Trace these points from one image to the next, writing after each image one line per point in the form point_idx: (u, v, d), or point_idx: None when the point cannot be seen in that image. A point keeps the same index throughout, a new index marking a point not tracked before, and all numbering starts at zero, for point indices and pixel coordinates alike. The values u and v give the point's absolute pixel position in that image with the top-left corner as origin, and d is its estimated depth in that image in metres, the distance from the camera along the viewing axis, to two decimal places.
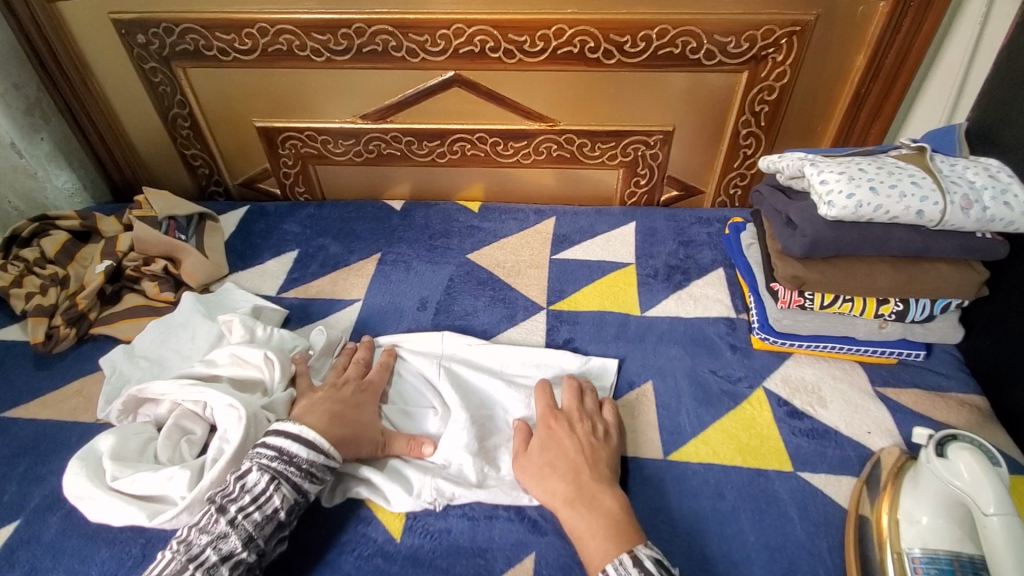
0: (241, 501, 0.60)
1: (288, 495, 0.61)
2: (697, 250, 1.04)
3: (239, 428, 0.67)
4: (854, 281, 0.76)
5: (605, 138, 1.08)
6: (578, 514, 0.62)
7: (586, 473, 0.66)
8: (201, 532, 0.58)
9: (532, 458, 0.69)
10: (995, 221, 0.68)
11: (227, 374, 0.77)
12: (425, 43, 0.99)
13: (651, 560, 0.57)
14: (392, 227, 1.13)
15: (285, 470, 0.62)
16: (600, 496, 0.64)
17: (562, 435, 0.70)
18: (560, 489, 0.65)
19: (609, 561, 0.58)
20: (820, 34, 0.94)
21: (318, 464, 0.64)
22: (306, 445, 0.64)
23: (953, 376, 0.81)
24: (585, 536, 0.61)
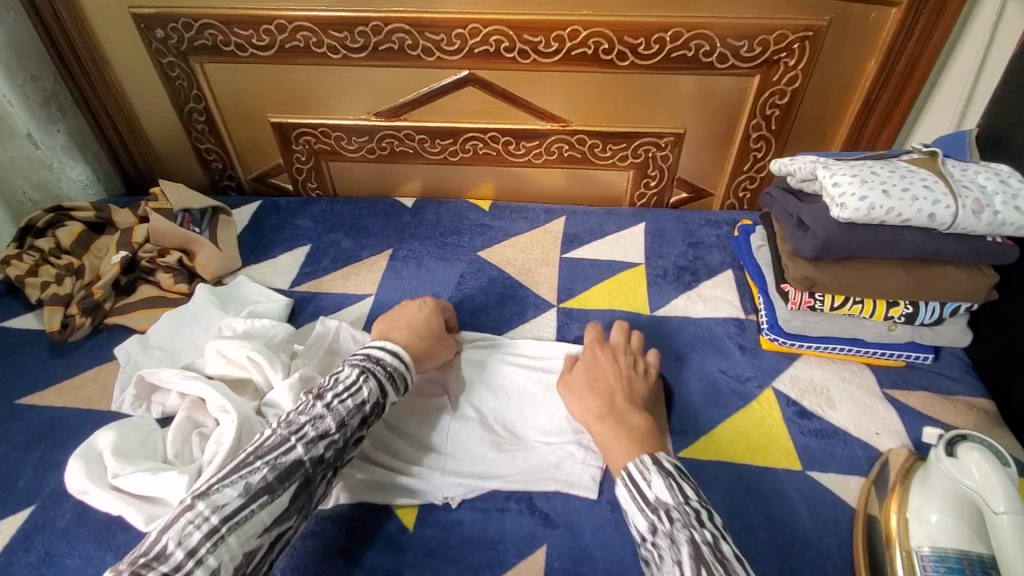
0: (336, 388, 0.65)
1: (375, 389, 0.66)
2: (706, 251, 1.06)
3: (230, 429, 0.67)
4: (865, 283, 0.76)
5: (616, 139, 1.09)
6: (606, 425, 0.67)
7: (619, 395, 0.71)
8: (300, 413, 0.63)
9: (575, 373, 0.76)
10: (1005, 225, 0.69)
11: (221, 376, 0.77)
12: (441, 42, 1.00)
13: (669, 462, 0.62)
14: (404, 224, 1.13)
15: (373, 367, 0.68)
16: (628, 416, 0.68)
17: (604, 361, 0.76)
18: (593, 407, 0.70)
19: (630, 459, 0.62)
20: (832, 40, 0.95)
21: (399, 371, 0.70)
22: (390, 352, 0.71)
23: (961, 380, 0.82)
24: (609, 442, 0.65)
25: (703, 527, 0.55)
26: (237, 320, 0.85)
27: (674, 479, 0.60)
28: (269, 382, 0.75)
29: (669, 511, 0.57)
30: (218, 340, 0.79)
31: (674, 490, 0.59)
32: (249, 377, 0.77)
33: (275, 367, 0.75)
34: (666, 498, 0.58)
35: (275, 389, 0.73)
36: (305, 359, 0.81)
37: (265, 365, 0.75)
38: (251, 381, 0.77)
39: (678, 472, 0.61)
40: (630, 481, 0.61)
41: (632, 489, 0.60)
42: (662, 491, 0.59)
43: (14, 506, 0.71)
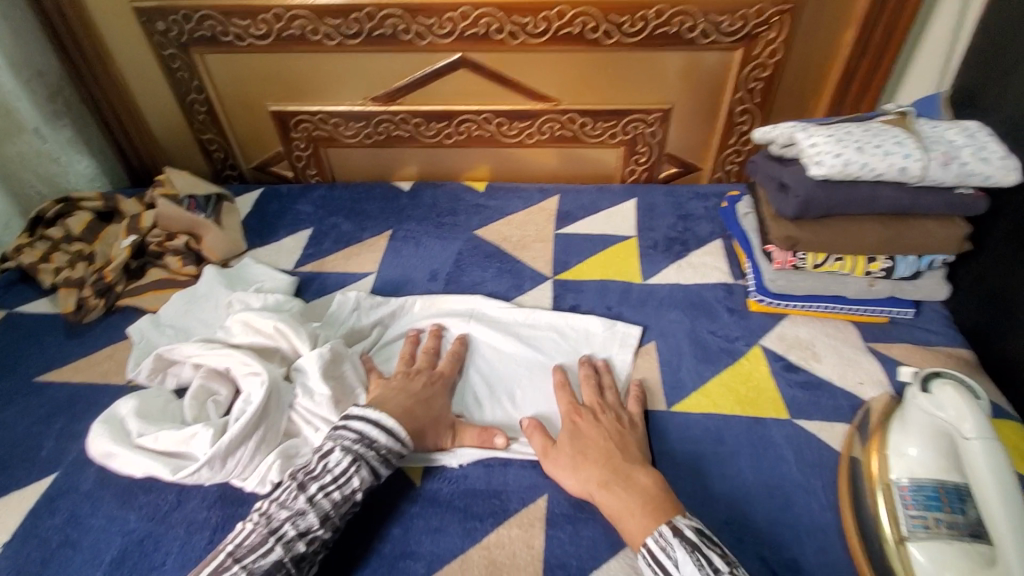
0: (322, 479, 0.63)
1: (366, 478, 0.64)
2: (696, 223, 1.10)
3: (260, 390, 0.72)
4: (843, 240, 0.79)
5: (605, 117, 1.12)
6: (613, 495, 0.64)
7: (616, 450, 0.68)
8: (282, 506, 0.62)
9: (562, 449, 0.70)
10: (973, 175, 0.72)
11: (246, 344, 0.81)
12: (433, 26, 1.03)
13: (690, 530, 0.59)
14: (401, 206, 1.17)
15: (365, 452, 0.65)
16: (635, 475, 0.65)
17: (584, 425, 0.72)
18: (596, 472, 0.66)
19: (648, 535, 0.59)
20: (810, 13, 0.99)
21: (394, 451, 0.67)
22: (384, 430, 0.67)
23: (941, 332, 0.86)
24: (625, 515, 0.62)
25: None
26: (250, 295, 0.88)
27: (700, 552, 0.57)
28: (297, 349, 0.80)
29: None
30: (244, 312, 0.83)
31: (704, 568, 0.56)
32: (277, 345, 0.81)
33: (302, 336, 0.80)
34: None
35: (304, 356, 0.77)
36: (326, 331, 0.86)
37: (291, 335, 0.80)
38: (278, 351, 0.82)
39: (701, 542, 0.58)
40: (654, 558, 0.58)
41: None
42: (694, 571, 0.56)
43: (40, 472, 0.74)
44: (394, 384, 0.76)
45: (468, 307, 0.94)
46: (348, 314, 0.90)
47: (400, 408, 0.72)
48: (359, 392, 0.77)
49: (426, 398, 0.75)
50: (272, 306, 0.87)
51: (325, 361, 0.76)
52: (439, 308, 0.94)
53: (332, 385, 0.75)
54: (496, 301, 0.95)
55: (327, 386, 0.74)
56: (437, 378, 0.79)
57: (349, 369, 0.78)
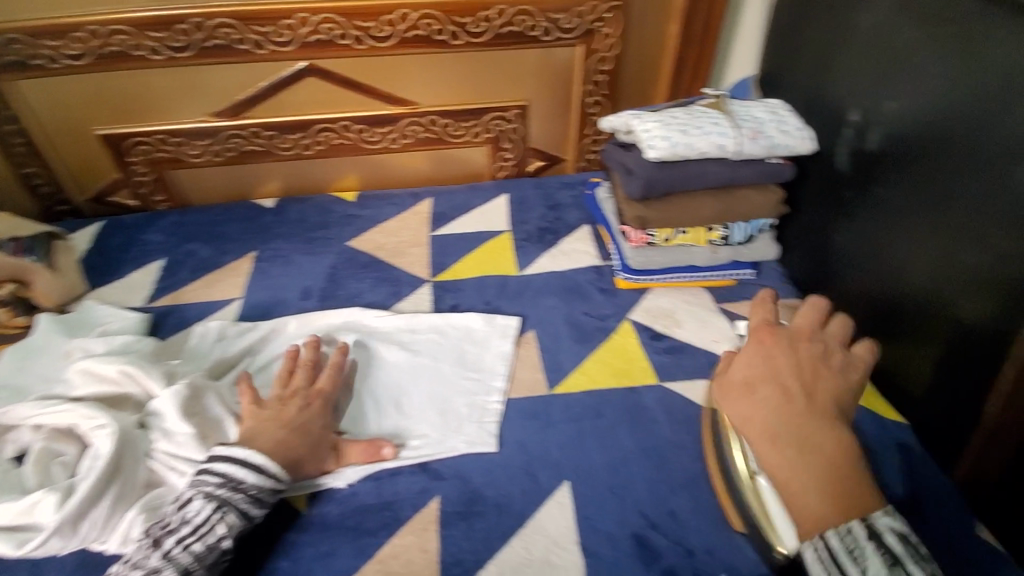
0: (180, 531, 0.59)
1: (233, 523, 0.61)
2: (564, 212, 1.15)
3: (108, 442, 0.66)
4: (684, 215, 0.87)
5: (465, 117, 1.14)
6: (786, 462, 0.47)
7: (800, 398, 0.50)
8: (134, 566, 0.57)
9: (733, 376, 0.53)
10: (778, 146, 0.82)
11: (92, 395, 0.74)
12: (270, 34, 0.99)
13: (892, 536, 0.44)
14: (265, 224, 1.11)
15: (231, 495, 0.61)
16: (817, 434, 0.48)
17: (779, 351, 0.53)
18: (763, 417, 0.50)
19: (826, 527, 0.45)
20: (638, 9, 1.07)
21: (266, 489, 0.63)
22: (252, 469, 0.63)
23: (777, 287, 0.97)
24: (801, 491, 0.46)
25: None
26: (91, 340, 0.80)
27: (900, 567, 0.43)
28: (150, 391, 0.74)
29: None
30: (85, 360, 0.75)
31: None
32: (127, 390, 0.74)
33: (155, 376, 0.74)
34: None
35: (157, 398, 0.72)
36: (187, 367, 0.80)
37: (144, 377, 0.73)
38: (130, 396, 0.74)
39: (907, 553, 0.43)
40: (836, 564, 0.43)
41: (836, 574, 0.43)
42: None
43: None
44: (267, 413, 0.69)
45: (346, 321, 0.91)
46: (212, 347, 0.85)
47: (274, 438, 0.66)
48: (230, 424, 0.72)
49: (303, 423, 0.69)
50: (120, 349, 0.80)
51: (181, 399, 0.70)
52: (314, 325, 0.90)
53: (195, 422, 0.70)
54: (374, 311, 0.93)
55: (188, 424, 0.69)
56: (315, 397, 0.73)
57: (213, 404, 0.72)
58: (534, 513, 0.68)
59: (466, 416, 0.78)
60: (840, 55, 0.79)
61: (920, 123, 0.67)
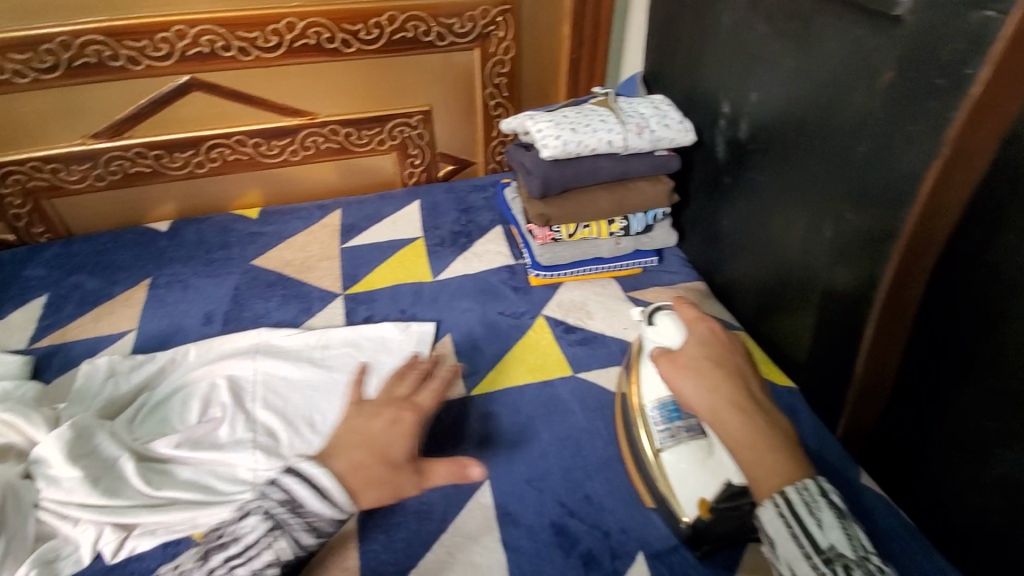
0: (227, 550, 0.55)
1: (284, 549, 0.56)
2: (476, 214, 1.16)
3: None
4: (582, 210, 0.90)
5: (368, 124, 1.12)
6: (747, 433, 0.55)
7: (747, 380, 0.60)
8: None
9: (689, 355, 0.62)
10: (661, 140, 0.86)
11: None
12: (147, 49, 0.94)
13: (835, 495, 0.51)
14: (161, 249, 1.05)
15: (286, 518, 0.57)
16: (765, 409, 0.58)
17: (724, 339, 0.64)
18: (724, 389, 0.58)
19: (786, 484, 0.51)
20: (528, 11, 1.10)
21: (330, 518, 0.57)
22: (316, 493, 0.57)
23: (680, 271, 1.01)
24: (765, 459, 0.53)
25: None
26: None
27: (848, 524, 0.49)
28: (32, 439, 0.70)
29: (849, 568, 0.47)
30: None
31: (852, 539, 0.48)
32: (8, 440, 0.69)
33: (38, 422, 0.70)
34: (845, 549, 0.47)
35: (41, 445, 0.68)
36: (75, 409, 0.76)
37: (27, 424, 0.69)
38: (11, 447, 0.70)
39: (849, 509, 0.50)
40: (792, 513, 0.49)
41: (792, 524, 0.49)
42: (839, 537, 0.48)
43: None
44: (362, 418, 0.65)
45: (254, 342, 0.88)
46: (104, 385, 0.80)
47: (352, 461, 0.60)
48: (124, 462, 0.69)
49: (388, 441, 0.62)
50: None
51: (68, 441, 0.67)
52: (217, 351, 0.87)
53: (85, 464, 0.67)
54: (283, 329, 0.90)
55: (77, 466, 0.66)
56: (407, 410, 0.66)
57: (105, 442, 0.70)
58: (454, 515, 0.68)
59: None
60: (709, 50, 0.84)
61: (781, 114, 0.72)
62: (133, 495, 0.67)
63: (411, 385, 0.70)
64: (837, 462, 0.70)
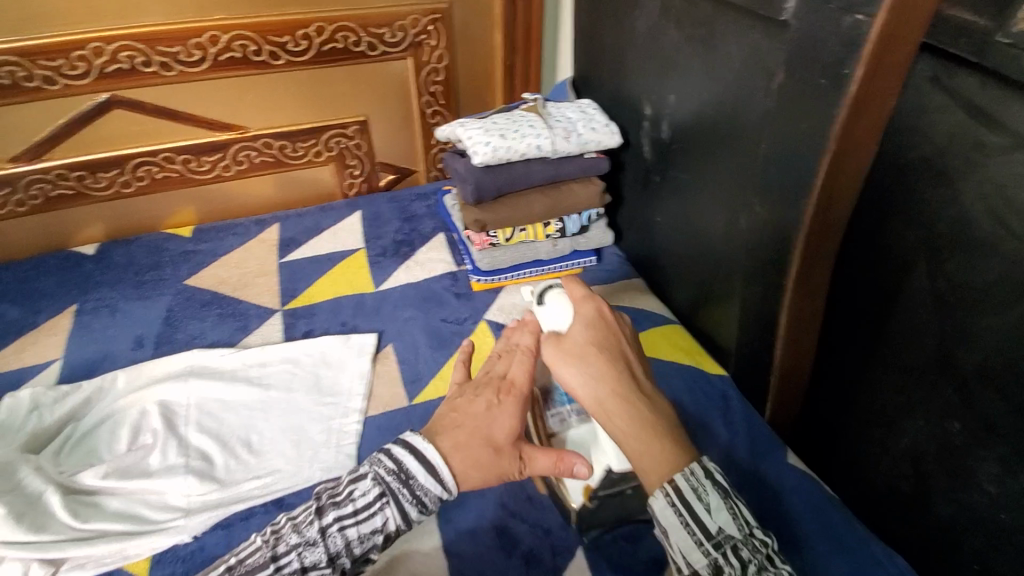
0: (343, 508, 0.55)
1: (392, 518, 0.54)
2: (418, 223, 1.15)
3: None
4: (518, 214, 0.91)
5: (303, 136, 1.11)
6: (631, 419, 0.54)
7: (632, 365, 0.59)
8: (294, 530, 0.54)
9: (574, 341, 0.59)
10: (590, 143, 0.88)
11: None
12: (62, 68, 0.91)
13: (719, 474, 0.52)
14: (88, 273, 1.01)
15: (399, 488, 0.55)
16: (650, 395, 0.57)
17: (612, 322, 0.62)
18: (608, 378, 0.56)
19: (673, 472, 0.51)
20: (459, 20, 1.11)
21: (432, 495, 0.55)
22: (427, 467, 0.55)
23: (619, 269, 1.04)
24: (646, 447, 0.53)
25: (778, 568, 0.49)
26: None
27: (733, 501, 0.51)
28: None
29: (737, 547, 0.49)
30: None
31: (738, 517, 0.50)
32: None
33: None
34: (732, 529, 0.49)
35: None
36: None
37: None
38: None
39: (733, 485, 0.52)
40: (683, 501, 0.50)
41: (684, 512, 0.50)
42: (725, 519, 0.50)
43: None
44: (461, 404, 0.61)
45: (188, 364, 0.86)
46: (24, 418, 0.77)
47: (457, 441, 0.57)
48: (49, 495, 0.67)
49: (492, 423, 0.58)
50: None
51: None
52: (148, 375, 0.84)
53: (8, 501, 0.65)
54: (219, 349, 0.88)
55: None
56: (505, 391, 0.60)
57: (28, 477, 0.68)
58: None
59: (321, 443, 0.75)
60: (627, 54, 0.87)
61: (696, 115, 0.75)
62: (61, 529, 0.65)
63: (510, 362, 0.64)
64: (763, 444, 0.72)
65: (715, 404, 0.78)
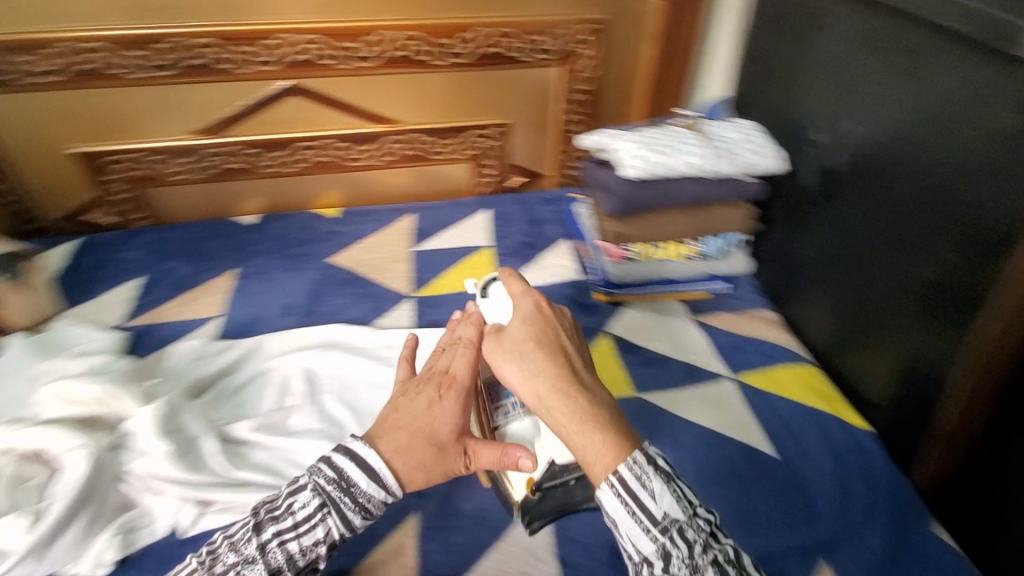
0: (282, 522, 0.56)
1: (333, 527, 0.57)
2: (544, 227, 1.16)
3: (82, 463, 0.65)
4: (659, 231, 0.90)
5: (448, 134, 1.16)
6: (574, 407, 0.55)
7: (571, 358, 0.60)
8: (231, 549, 0.55)
9: (512, 336, 0.62)
10: (749, 166, 0.86)
11: (68, 416, 0.72)
12: (255, 54, 1.00)
13: (661, 458, 0.53)
14: (247, 241, 1.11)
15: (339, 497, 0.57)
16: (589, 385, 0.58)
17: (553, 318, 0.64)
18: (547, 372, 0.58)
19: (617, 459, 0.52)
20: (615, 33, 1.11)
21: (375, 501, 0.58)
22: (370, 476, 0.58)
23: (750, 299, 1.00)
24: (586, 432, 0.54)
25: (720, 543, 0.51)
26: (67, 361, 0.79)
27: (675, 484, 0.52)
28: (124, 410, 0.73)
29: (683, 530, 0.50)
30: (60, 381, 0.74)
31: (681, 500, 0.51)
32: (104, 412, 0.73)
33: (131, 395, 0.73)
34: (677, 513, 0.50)
35: (132, 417, 0.71)
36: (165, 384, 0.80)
37: (121, 396, 0.73)
38: (105, 416, 0.73)
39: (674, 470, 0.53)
40: (628, 492, 0.51)
41: (631, 503, 0.51)
42: (670, 503, 0.51)
43: None
44: (403, 404, 0.63)
45: (328, 338, 0.92)
46: (190, 366, 0.85)
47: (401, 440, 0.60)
48: (207, 440, 0.72)
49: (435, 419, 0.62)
50: (97, 367, 0.79)
51: (159, 416, 0.71)
52: (293, 343, 0.91)
53: (172, 440, 0.70)
54: (356, 327, 0.93)
55: (165, 442, 0.69)
56: (448, 387, 0.64)
57: (190, 420, 0.73)
58: (510, 526, 0.69)
59: None
60: (808, 77, 0.85)
61: (884, 146, 0.71)
62: (214, 473, 0.69)
63: (452, 357, 0.67)
64: (908, 509, 0.69)
65: (855, 455, 0.74)
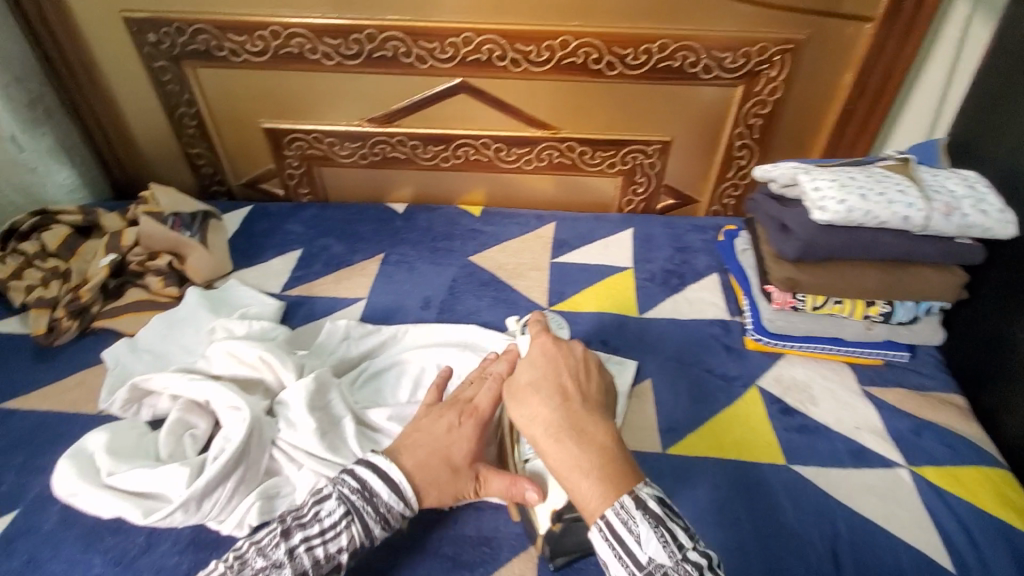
0: (309, 528, 0.58)
1: (356, 536, 0.58)
2: (692, 256, 1.08)
3: (241, 427, 0.69)
4: (844, 284, 0.80)
5: (605, 146, 1.12)
6: (564, 448, 0.54)
7: (572, 397, 0.59)
8: (259, 553, 0.56)
9: (517, 378, 0.62)
10: (973, 227, 0.74)
11: (228, 376, 0.78)
12: (435, 50, 1.02)
13: (654, 500, 0.51)
14: (395, 228, 1.14)
15: (362, 506, 0.59)
16: (587, 426, 0.56)
17: (561, 359, 0.63)
18: (542, 415, 0.57)
19: (604, 504, 0.51)
20: (810, 56, 1.00)
21: (395, 511, 0.60)
22: (388, 486, 0.60)
23: (935, 376, 0.85)
24: (577, 474, 0.53)
25: None
26: (234, 322, 0.85)
27: (665, 527, 0.50)
28: (281, 380, 0.77)
29: (667, 575, 0.48)
30: (228, 341, 0.79)
31: (668, 544, 0.49)
32: (262, 377, 0.78)
33: (287, 366, 0.77)
34: (663, 557, 0.49)
35: (288, 389, 0.75)
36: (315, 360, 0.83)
37: (278, 366, 0.77)
38: (262, 382, 0.78)
39: (666, 513, 0.50)
40: (613, 534, 0.50)
41: (617, 546, 0.50)
42: (656, 548, 0.49)
43: None
44: (421, 424, 0.66)
45: (464, 338, 0.91)
46: (336, 344, 0.88)
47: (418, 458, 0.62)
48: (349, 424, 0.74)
49: (449, 446, 0.64)
50: (258, 334, 0.84)
51: (311, 392, 0.73)
52: (430, 338, 0.91)
53: (318, 417, 0.72)
54: (492, 332, 0.92)
55: (313, 418, 0.71)
56: (467, 416, 0.67)
57: (336, 401, 0.75)
58: None
59: None
60: None
61: None
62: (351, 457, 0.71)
63: (478, 389, 0.70)
64: None
65: None
